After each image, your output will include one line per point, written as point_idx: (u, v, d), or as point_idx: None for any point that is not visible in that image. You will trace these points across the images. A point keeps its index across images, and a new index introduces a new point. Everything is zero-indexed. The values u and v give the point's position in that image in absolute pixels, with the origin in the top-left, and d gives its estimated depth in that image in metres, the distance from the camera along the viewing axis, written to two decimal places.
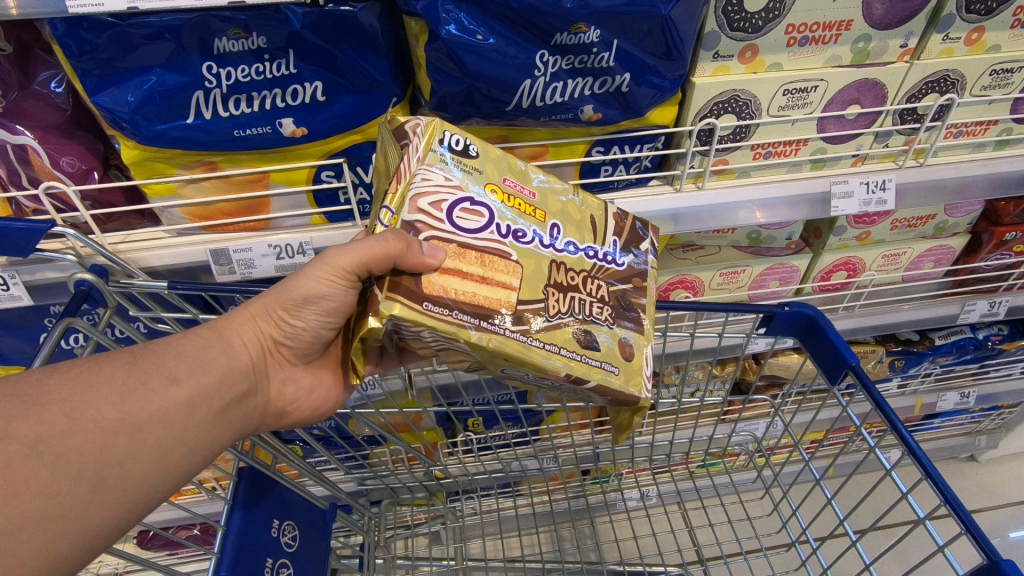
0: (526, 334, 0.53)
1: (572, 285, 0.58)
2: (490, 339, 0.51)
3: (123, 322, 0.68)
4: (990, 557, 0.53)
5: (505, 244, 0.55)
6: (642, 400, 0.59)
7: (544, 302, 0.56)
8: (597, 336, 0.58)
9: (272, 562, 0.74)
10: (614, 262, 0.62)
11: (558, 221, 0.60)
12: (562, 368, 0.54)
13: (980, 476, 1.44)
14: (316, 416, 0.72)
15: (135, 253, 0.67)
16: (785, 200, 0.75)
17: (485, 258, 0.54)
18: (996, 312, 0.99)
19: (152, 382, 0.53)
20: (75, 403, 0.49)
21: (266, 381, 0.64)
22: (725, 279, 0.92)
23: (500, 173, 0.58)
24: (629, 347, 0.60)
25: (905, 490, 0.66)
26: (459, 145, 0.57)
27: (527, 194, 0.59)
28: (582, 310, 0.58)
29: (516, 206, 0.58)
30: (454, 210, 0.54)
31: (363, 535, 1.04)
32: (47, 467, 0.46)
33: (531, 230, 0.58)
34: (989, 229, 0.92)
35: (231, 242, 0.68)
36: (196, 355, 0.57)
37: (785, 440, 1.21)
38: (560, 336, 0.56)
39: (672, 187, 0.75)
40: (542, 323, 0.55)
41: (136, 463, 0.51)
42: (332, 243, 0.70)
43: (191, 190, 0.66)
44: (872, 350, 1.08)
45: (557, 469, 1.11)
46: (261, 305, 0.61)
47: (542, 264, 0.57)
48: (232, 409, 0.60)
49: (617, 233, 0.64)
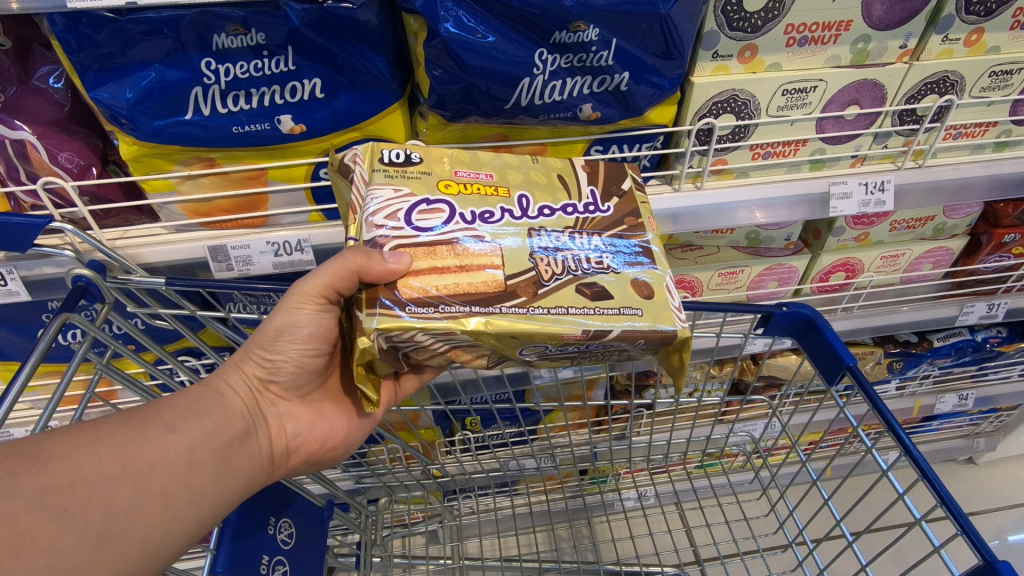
0: (526, 304, 0.52)
1: (559, 246, 0.57)
2: (488, 320, 0.51)
3: (120, 318, 0.69)
4: (985, 556, 0.53)
5: (473, 228, 0.56)
6: (680, 330, 0.54)
7: (535, 270, 0.55)
8: (605, 285, 0.55)
9: (268, 559, 0.74)
10: (599, 212, 0.61)
11: (525, 191, 0.60)
12: (578, 325, 0.52)
13: (977, 478, 1.44)
14: (329, 452, 0.73)
15: (133, 249, 0.67)
16: (784, 200, 0.75)
17: (455, 248, 0.55)
18: (994, 314, 0.99)
19: (149, 432, 0.55)
20: (76, 457, 0.51)
21: (264, 420, 0.66)
22: (723, 280, 0.92)
23: (450, 168, 0.60)
24: (644, 285, 0.56)
25: (901, 490, 0.66)
26: (399, 156, 0.59)
27: (484, 178, 0.60)
28: (577, 265, 0.56)
29: (477, 191, 0.59)
30: (412, 214, 0.56)
31: (360, 534, 1.04)
32: (50, 522, 0.47)
33: (497, 208, 0.58)
34: (988, 230, 0.92)
35: (229, 239, 0.68)
36: (190, 405, 0.60)
37: (784, 441, 1.21)
38: (564, 296, 0.53)
39: (671, 186, 0.75)
40: (539, 290, 0.53)
41: (140, 510, 0.52)
42: (330, 241, 0.70)
43: (189, 186, 0.66)
44: (871, 351, 1.07)
45: (554, 468, 1.11)
46: (242, 351, 0.64)
47: (517, 235, 0.57)
48: (234, 451, 0.61)
49: (593, 182, 0.63)
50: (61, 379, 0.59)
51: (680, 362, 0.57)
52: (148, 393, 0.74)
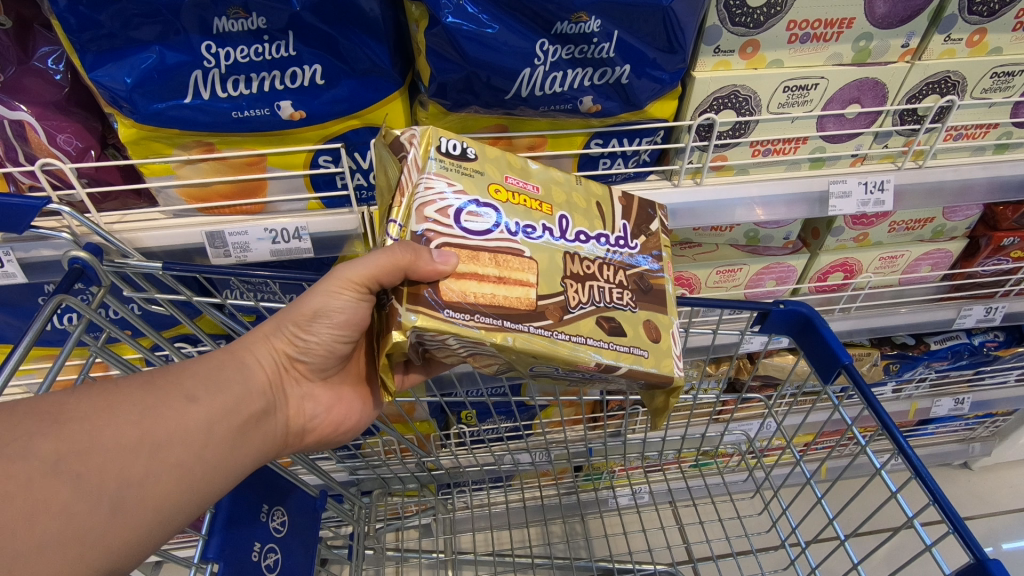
0: (550, 328, 0.53)
1: (588, 274, 0.58)
2: (517, 338, 0.51)
3: (116, 302, 0.69)
4: (976, 554, 0.53)
5: (517, 242, 0.56)
6: (678, 379, 0.58)
7: (563, 294, 0.56)
8: (621, 320, 0.58)
9: (259, 546, 0.74)
10: (627, 246, 0.62)
11: (566, 212, 0.60)
12: (592, 358, 0.54)
13: (972, 483, 1.44)
14: (340, 434, 0.74)
15: (131, 233, 0.67)
16: (783, 198, 0.75)
17: (498, 258, 0.54)
18: (992, 317, 0.99)
19: (171, 401, 0.55)
20: (97, 421, 0.50)
21: (284, 399, 0.66)
22: (721, 277, 0.92)
23: (501, 172, 0.59)
24: (655, 327, 0.59)
25: (894, 488, 0.66)
26: (456, 149, 0.57)
27: (531, 189, 0.60)
28: (601, 298, 0.58)
29: (524, 202, 0.58)
30: (462, 214, 0.54)
31: (353, 525, 1.03)
32: (65, 486, 0.47)
33: (540, 224, 0.58)
34: (988, 233, 0.92)
35: (227, 225, 0.68)
36: (212, 376, 0.60)
37: (779, 441, 1.21)
38: (585, 326, 0.55)
39: (671, 182, 0.75)
40: (565, 315, 0.55)
41: (155, 481, 0.52)
42: (329, 229, 0.70)
43: (189, 171, 0.66)
44: (868, 352, 1.07)
45: (549, 463, 1.11)
46: (274, 324, 0.64)
47: (555, 256, 0.57)
48: (250, 428, 0.61)
49: (626, 215, 0.64)
50: (56, 362, 0.59)
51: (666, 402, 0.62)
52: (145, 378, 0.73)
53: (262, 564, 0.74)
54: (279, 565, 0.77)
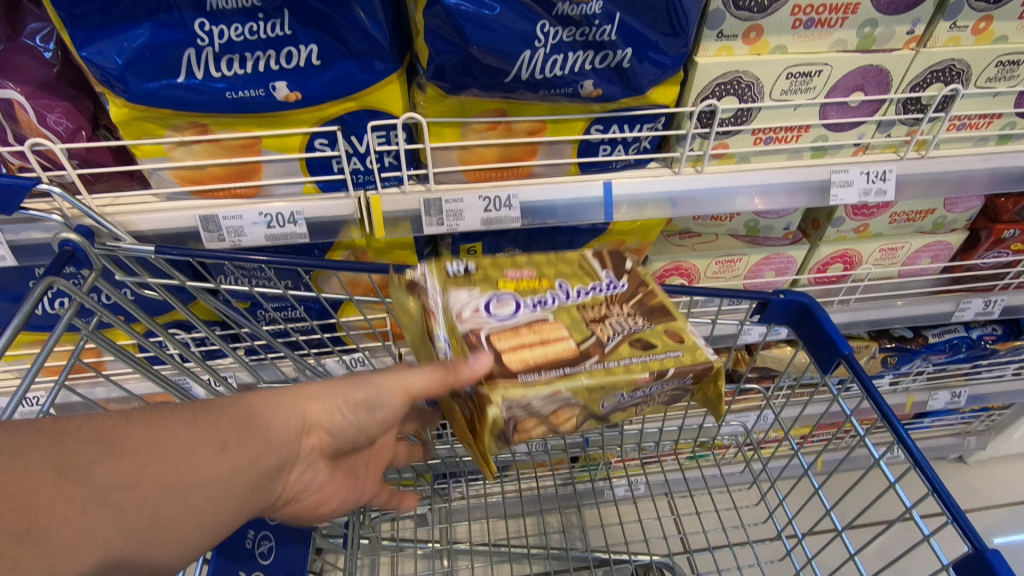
0: (600, 363, 0.54)
1: (601, 315, 0.59)
2: (575, 382, 0.53)
3: (109, 286, 0.67)
4: (975, 543, 0.53)
5: (538, 311, 0.58)
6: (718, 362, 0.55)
7: (594, 335, 0.57)
8: (649, 336, 0.57)
9: (253, 533, 0.74)
10: (615, 287, 0.61)
11: (561, 280, 0.62)
12: (643, 374, 0.54)
13: (965, 477, 1.45)
14: (312, 514, 0.64)
15: (124, 217, 0.66)
16: (785, 187, 0.74)
17: (533, 326, 0.56)
18: (991, 311, 0.99)
19: (208, 445, 0.43)
20: (142, 451, 0.41)
21: (275, 477, 0.49)
22: (720, 268, 0.90)
23: (501, 279, 0.61)
24: (676, 331, 0.58)
25: (892, 478, 0.66)
26: (460, 270, 0.60)
27: (528, 276, 0.62)
28: (622, 325, 0.58)
29: (526, 287, 0.60)
30: (487, 310, 0.57)
31: (349, 514, 1.02)
32: (52, 548, 0.35)
33: (547, 295, 0.60)
34: (988, 225, 0.91)
35: (221, 209, 0.67)
36: (236, 430, 0.46)
37: (775, 433, 1.21)
38: (622, 351, 0.55)
39: (671, 170, 0.74)
40: (605, 349, 0.55)
41: (131, 551, 0.39)
42: (325, 214, 0.69)
43: (182, 152, 0.64)
44: (866, 345, 1.07)
45: (546, 453, 1.11)
46: (321, 388, 0.52)
47: (570, 309, 0.59)
48: (238, 503, 0.46)
49: (605, 265, 0.63)
50: (45, 345, 0.57)
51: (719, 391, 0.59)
52: (139, 366, 0.69)
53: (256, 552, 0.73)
54: (274, 554, 0.77)
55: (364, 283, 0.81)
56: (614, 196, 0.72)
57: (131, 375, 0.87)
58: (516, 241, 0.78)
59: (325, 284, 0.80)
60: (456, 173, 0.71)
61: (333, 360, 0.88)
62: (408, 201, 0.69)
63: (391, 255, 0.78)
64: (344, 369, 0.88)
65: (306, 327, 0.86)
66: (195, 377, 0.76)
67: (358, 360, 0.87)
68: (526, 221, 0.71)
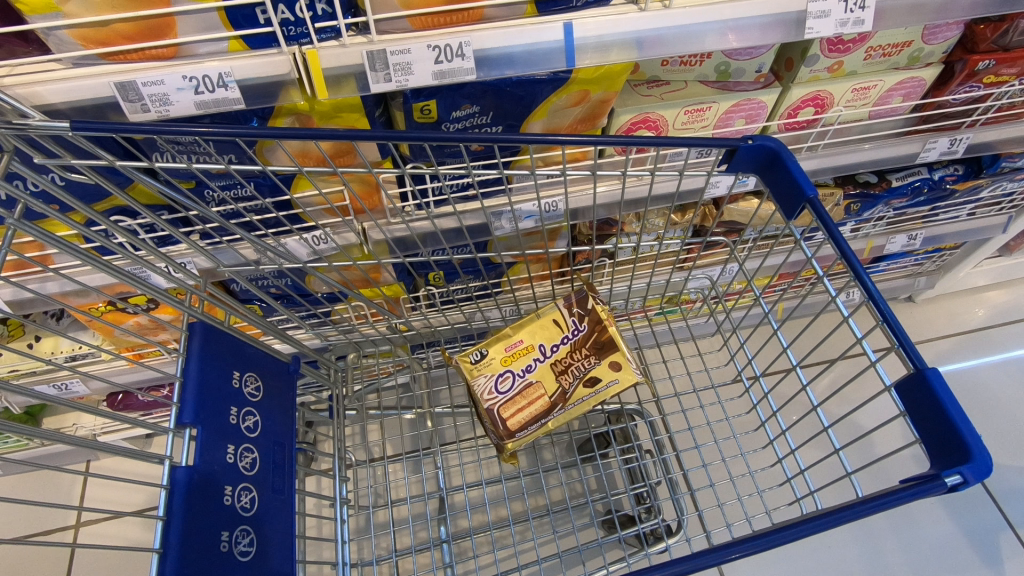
0: (553, 366, 0.95)
1: (557, 334, 0.96)
2: (544, 406, 0.93)
3: (26, 169, 0.61)
4: (915, 363, 0.57)
5: (522, 340, 0.96)
6: (603, 310, 0.96)
7: (558, 340, 0.96)
8: (585, 329, 0.96)
9: (236, 411, 0.76)
10: (576, 332, 0.96)
11: (540, 340, 0.96)
12: (567, 361, 0.94)
13: (912, 315, 1.55)
14: None
15: (27, 88, 0.59)
16: (758, 22, 0.69)
17: (531, 335, 0.97)
18: (955, 150, 0.98)
19: None
20: None
21: None
22: (689, 118, 0.86)
23: (508, 336, 0.97)
24: (597, 309, 0.96)
25: (846, 314, 0.70)
26: (481, 353, 0.96)
27: (520, 340, 0.97)
28: (568, 339, 0.96)
29: (516, 349, 0.96)
30: (496, 381, 0.94)
31: (331, 388, 1.05)
32: None
33: (534, 326, 0.97)
34: (964, 57, 0.88)
35: (139, 73, 0.60)
36: None
37: (739, 284, 1.25)
38: (569, 348, 0.95)
39: (637, 6, 0.68)
40: (563, 348, 0.95)
41: None
42: (257, 74, 0.62)
43: (77, 7, 0.57)
44: (831, 193, 1.07)
45: (518, 317, 1.13)
46: None
47: (546, 333, 0.97)
48: None
49: (573, 313, 0.97)
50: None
51: (618, 350, 0.93)
52: (88, 258, 0.64)
53: (242, 427, 0.76)
54: (261, 426, 0.79)
55: (314, 153, 0.76)
56: (576, 40, 0.66)
57: (81, 267, 0.83)
58: (473, 97, 0.73)
59: (272, 156, 0.75)
60: (400, 19, 0.64)
61: (293, 240, 0.85)
62: (349, 54, 0.62)
63: (338, 119, 0.72)
64: (306, 247, 0.86)
65: (259, 206, 0.81)
66: (151, 267, 0.71)
67: (319, 238, 0.84)
68: (481, 74, 0.66)
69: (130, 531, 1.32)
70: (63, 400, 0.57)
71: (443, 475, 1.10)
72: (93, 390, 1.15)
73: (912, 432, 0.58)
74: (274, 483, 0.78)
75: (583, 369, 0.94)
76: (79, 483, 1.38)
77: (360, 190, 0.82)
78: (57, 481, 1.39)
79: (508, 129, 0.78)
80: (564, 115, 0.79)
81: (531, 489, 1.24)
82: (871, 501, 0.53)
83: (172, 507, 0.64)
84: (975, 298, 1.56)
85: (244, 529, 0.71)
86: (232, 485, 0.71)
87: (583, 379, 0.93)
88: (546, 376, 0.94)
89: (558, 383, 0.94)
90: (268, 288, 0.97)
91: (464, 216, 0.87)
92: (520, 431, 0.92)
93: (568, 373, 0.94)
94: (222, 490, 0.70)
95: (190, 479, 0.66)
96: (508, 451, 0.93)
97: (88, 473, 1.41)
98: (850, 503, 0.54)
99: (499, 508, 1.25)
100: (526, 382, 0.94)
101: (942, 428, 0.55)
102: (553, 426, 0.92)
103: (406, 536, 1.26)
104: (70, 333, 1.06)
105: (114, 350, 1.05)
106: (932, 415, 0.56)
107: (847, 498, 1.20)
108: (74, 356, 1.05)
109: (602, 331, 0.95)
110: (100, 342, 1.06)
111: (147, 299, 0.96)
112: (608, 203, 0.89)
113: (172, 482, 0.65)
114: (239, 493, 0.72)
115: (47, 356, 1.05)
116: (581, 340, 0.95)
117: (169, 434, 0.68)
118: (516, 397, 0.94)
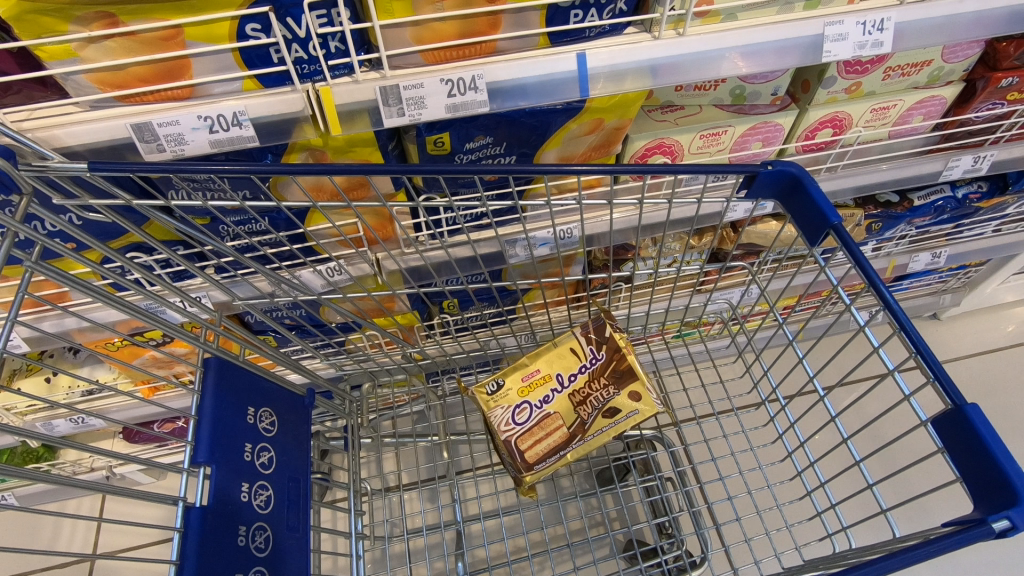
0: (571, 397, 0.93)
1: (575, 362, 0.94)
2: (563, 439, 0.91)
3: (45, 211, 0.62)
4: (954, 399, 0.54)
5: (539, 370, 0.95)
6: (619, 338, 0.94)
7: (575, 370, 0.94)
8: (602, 357, 0.94)
9: (251, 448, 0.75)
10: (595, 360, 0.94)
11: (558, 370, 0.94)
12: (584, 389, 0.93)
13: (938, 333, 1.51)
14: None
15: (46, 132, 0.60)
16: (772, 47, 0.68)
17: (549, 362, 0.95)
18: (978, 167, 0.95)
19: None
20: None
21: None
22: (705, 142, 0.85)
23: (526, 366, 0.95)
24: (615, 337, 0.94)
25: (877, 344, 0.67)
26: (496, 384, 0.94)
27: (537, 372, 0.95)
28: (586, 368, 0.94)
29: (534, 381, 0.94)
30: (513, 414, 0.92)
31: (347, 418, 1.04)
32: None
33: (551, 356, 0.95)
34: (986, 75, 0.86)
35: (155, 114, 0.61)
36: None
37: (760, 306, 1.23)
38: (586, 376, 0.93)
39: (651, 34, 0.67)
40: (580, 376, 0.93)
41: None
42: (270, 112, 0.62)
43: (94, 51, 0.58)
44: (852, 213, 1.05)
45: (534, 344, 1.12)
46: None
47: (564, 360, 0.95)
48: None
49: (591, 342, 0.95)
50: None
51: (639, 377, 0.91)
52: (102, 296, 0.63)
53: (256, 463, 0.75)
54: (276, 462, 0.78)
55: (328, 187, 0.75)
56: (589, 69, 0.65)
57: (95, 304, 0.83)
58: (487, 128, 0.72)
59: (286, 191, 0.75)
60: (412, 54, 0.64)
61: (308, 271, 0.85)
62: (362, 90, 0.62)
63: (352, 154, 0.71)
64: (320, 279, 0.85)
65: (274, 240, 0.81)
66: (166, 302, 0.70)
67: (334, 269, 0.84)
68: (494, 106, 0.65)
69: (144, 565, 1.31)
70: (60, 439, 0.53)
71: (460, 506, 1.06)
72: (107, 423, 1.15)
73: (952, 470, 0.56)
74: (289, 521, 0.77)
75: (602, 400, 0.92)
76: (94, 526, 1.37)
77: (374, 222, 0.82)
78: (71, 525, 1.38)
79: (522, 157, 0.78)
80: (577, 143, 0.78)
81: (551, 519, 1.21)
82: (914, 549, 0.50)
83: (186, 551, 0.63)
84: (1002, 315, 1.52)
85: (258, 570, 0.70)
86: (246, 525, 0.70)
87: (603, 409, 0.91)
88: (564, 407, 0.92)
89: (577, 414, 0.92)
90: (282, 319, 0.97)
91: (479, 245, 0.86)
92: (539, 463, 0.91)
93: (587, 403, 0.92)
94: (237, 530, 0.69)
95: (205, 519, 0.65)
96: (527, 484, 0.91)
97: (102, 515, 1.40)
98: (891, 551, 0.51)
99: (518, 538, 1.23)
100: (544, 413, 0.92)
101: (984, 468, 0.52)
102: (572, 458, 0.91)
103: (423, 567, 1.24)
104: (85, 368, 1.06)
105: (130, 383, 1.05)
106: (975, 452, 0.53)
107: (875, 525, 1.16)
108: (89, 391, 1.06)
109: (620, 360, 0.93)
110: (115, 376, 1.06)
111: (163, 334, 0.97)
112: (624, 229, 0.88)
113: (185, 523, 0.64)
114: (253, 533, 0.71)
115: (63, 392, 1.05)
116: (599, 369, 0.93)
117: (184, 474, 0.67)
118: (534, 428, 0.92)
